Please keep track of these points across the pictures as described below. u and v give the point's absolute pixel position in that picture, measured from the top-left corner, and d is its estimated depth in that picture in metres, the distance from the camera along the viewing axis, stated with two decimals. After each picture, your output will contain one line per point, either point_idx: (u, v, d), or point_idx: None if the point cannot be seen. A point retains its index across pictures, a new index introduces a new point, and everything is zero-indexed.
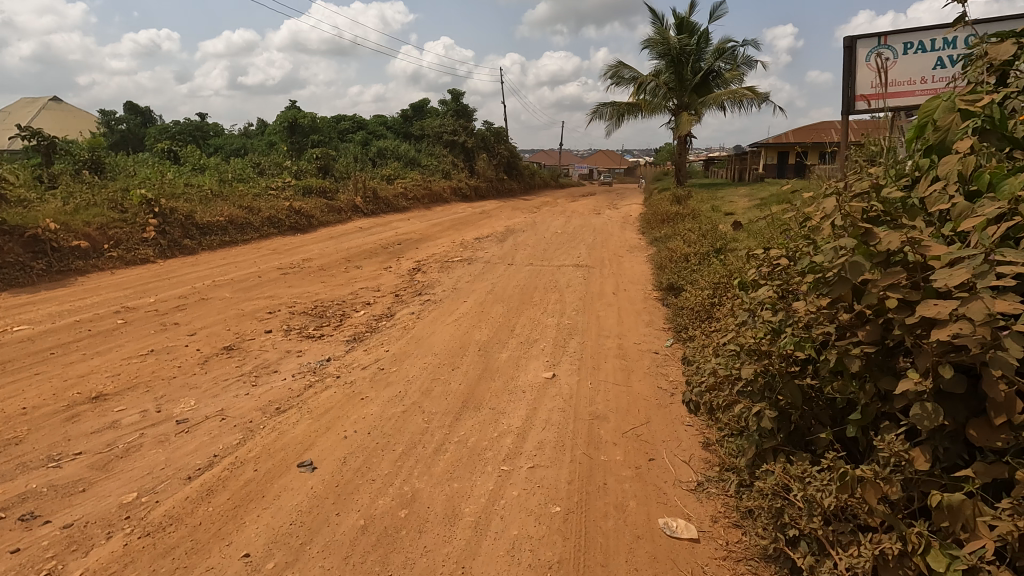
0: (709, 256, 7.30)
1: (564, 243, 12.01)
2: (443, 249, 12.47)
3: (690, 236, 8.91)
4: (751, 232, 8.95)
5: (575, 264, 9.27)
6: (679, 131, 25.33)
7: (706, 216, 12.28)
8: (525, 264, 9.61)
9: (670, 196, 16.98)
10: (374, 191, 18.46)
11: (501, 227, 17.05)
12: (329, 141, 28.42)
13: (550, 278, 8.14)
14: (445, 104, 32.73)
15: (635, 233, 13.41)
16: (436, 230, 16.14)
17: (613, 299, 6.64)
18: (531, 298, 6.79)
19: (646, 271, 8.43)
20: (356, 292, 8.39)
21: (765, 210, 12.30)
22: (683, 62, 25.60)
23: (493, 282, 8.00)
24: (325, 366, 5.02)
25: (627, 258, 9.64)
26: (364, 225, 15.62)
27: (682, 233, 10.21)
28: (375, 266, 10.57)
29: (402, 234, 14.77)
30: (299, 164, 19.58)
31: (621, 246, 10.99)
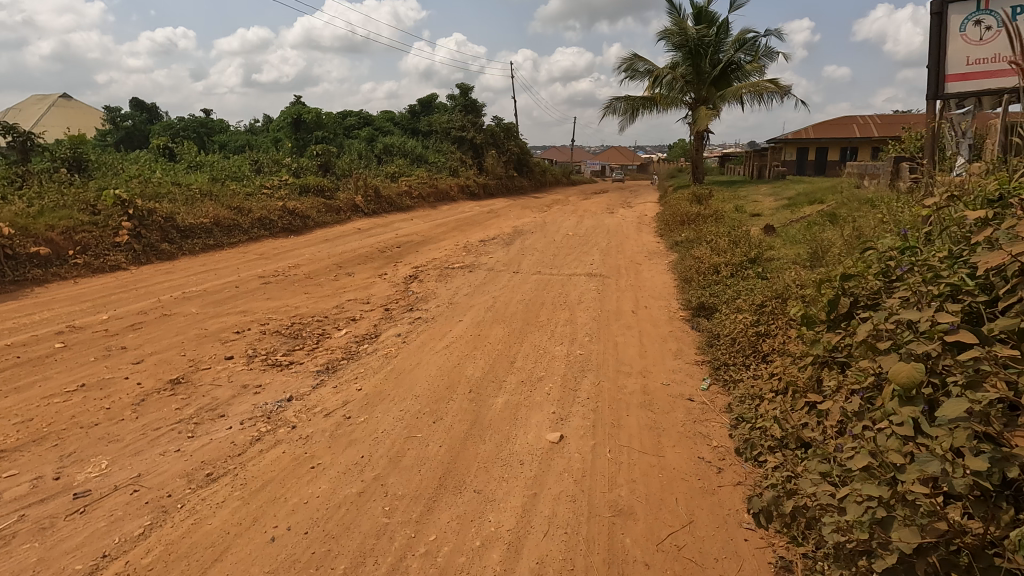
0: (744, 269, 6.29)
1: (576, 248, 11.04)
2: (446, 253, 11.60)
3: (719, 242, 7.90)
4: (789, 237, 7.92)
5: (587, 273, 8.32)
6: (697, 126, 24.14)
7: (732, 218, 11.24)
8: (532, 273, 8.68)
9: (689, 195, 15.89)
10: (375, 189, 17.59)
11: (508, 228, 16.13)
12: (334, 137, 27.65)
13: (559, 291, 7.20)
14: (453, 99, 31.77)
15: (652, 236, 12.43)
16: (439, 231, 15.26)
17: (632, 320, 5.69)
18: (536, 318, 5.87)
19: (667, 283, 7.47)
20: (341, 305, 7.51)
21: (797, 212, 11.22)
22: (701, 54, 24.42)
23: (496, 294, 7.10)
24: (283, 408, 4.14)
25: (645, 266, 8.67)
26: (365, 226, 14.78)
27: (708, 239, 9.21)
28: (368, 272, 9.70)
29: (403, 236, 13.92)
30: (299, 161, 18.77)
31: (638, 252, 10.01)
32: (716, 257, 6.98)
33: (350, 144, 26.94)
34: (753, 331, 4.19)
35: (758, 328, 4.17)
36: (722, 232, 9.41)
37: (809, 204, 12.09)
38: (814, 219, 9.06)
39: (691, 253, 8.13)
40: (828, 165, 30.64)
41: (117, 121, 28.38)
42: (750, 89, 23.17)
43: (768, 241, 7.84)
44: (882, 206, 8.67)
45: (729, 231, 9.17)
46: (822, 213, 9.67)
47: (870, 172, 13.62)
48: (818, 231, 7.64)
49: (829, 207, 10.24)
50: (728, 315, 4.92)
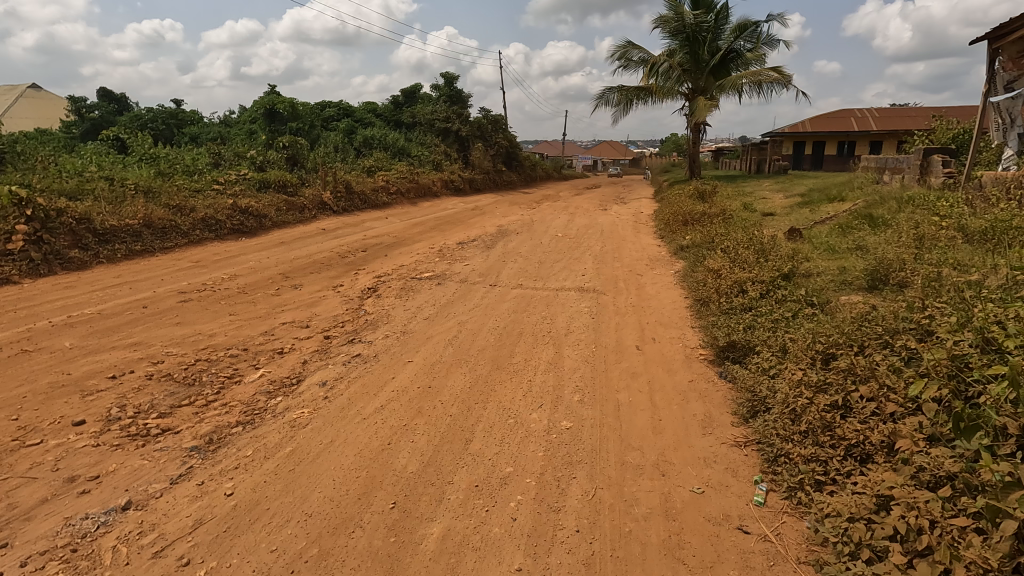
0: (779, 292, 4.90)
1: (565, 252, 9.59)
2: (417, 259, 10.14)
3: (739, 250, 6.48)
4: (824, 245, 6.52)
5: (578, 287, 6.87)
6: (695, 118, 22.74)
7: (744, 221, 9.83)
8: (512, 287, 7.24)
9: (690, 191, 14.46)
10: (347, 185, 16.03)
11: (492, 228, 14.67)
12: (310, 129, 26.05)
13: (543, 314, 5.75)
14: (437, 89, 30.14)
15: (650, 238, 11.06)
16: (415, 232, 13.80)
17: (638, 364, 4.25)
18: (510, 360, 4.41)
19: (677, 302, 6.02)
20: (271, 331, 6.03)
21: (818, 211, 9.83)
22: (699, 40, 22.95)
23: (464, 318, 5.64)
24: (106, 529, 2.68)
25: (648, 279, 7.22)
26: (331, 226, 13.25)
27: (722, 245, 7.82)
28: (320, 284, 8.23)
29: (372, 238, 12.44)
30: (264, 154, 17.16)
31: (638, 258, 8.57)
32: (740, 271, 5.56)
33: (327, 136, 25.29)
34: (827, 403, 2.81)
35: (835, 400, 2.81)
36: (737, 237, 8.02)
37: (828, 203, 10.70)
38: (846, 222, 7.67)
39: (705, 265, 6.69)
40: (828, 159, 29.41)
41: (81, 113, 26.46)
42: (750, 78, 21.78)
43: (798, 247, 6.43)
44: (928, 206, 7.28)
45: (744, 235, 7.78)
46: (852, 214, 8.28)
47: (892, 167, 12.23)
48: (859, 240, 6.25)
49: (858, 206, 8.85)
50: (777, 366, 3.53)
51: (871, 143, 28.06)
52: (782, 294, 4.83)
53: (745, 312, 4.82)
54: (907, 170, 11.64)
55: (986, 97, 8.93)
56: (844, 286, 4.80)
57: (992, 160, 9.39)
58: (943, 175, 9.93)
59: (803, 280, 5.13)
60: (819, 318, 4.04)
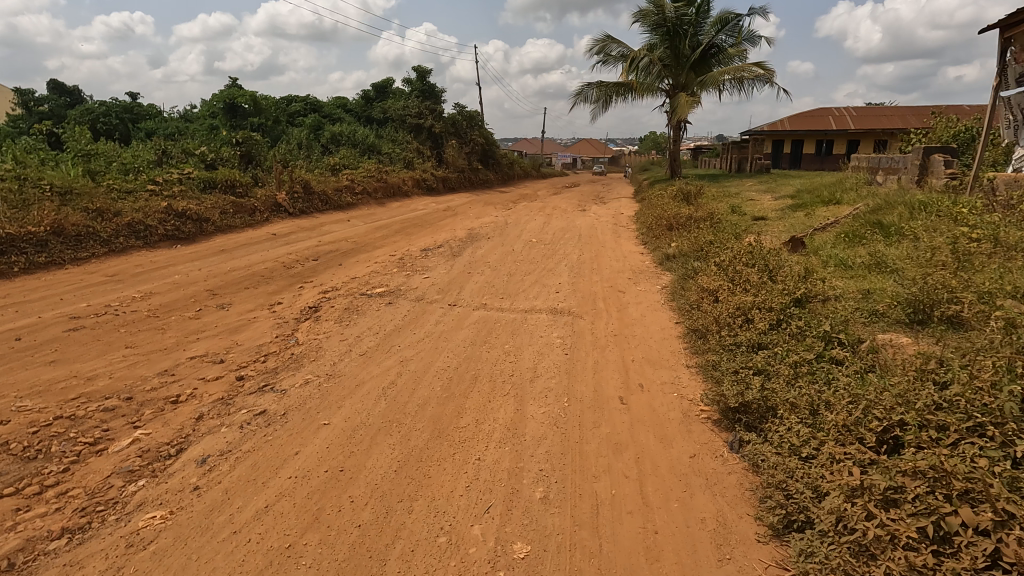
0: (795, 324, 3.99)
1: (538, 262, 8.61)
2: (374, 269, 9.06)
3: (737, 265, 5.56)
4: (835, 260, 5.63)
5: (550, 309, 5.88)
6: (676, 115, 21.93)
7: (735, 227, 8.95)
8: (474, 307, 6.21)
9: (673, 190, 13.59)
10: (305, 184, 14.82)
11: (462, 231, 13.64)
12: (274, 124, 24.67)
13: (506, 347, 4.74)
14: (409, 83, 28.90)
15: (632, 244, 10.15)
16: (377, 236, 12.71)
17: (622, 426, 3.26)
18: (457, 422, 3.38)
19: (666, 329, 5.05)
20: (172, 369, 4.90)
21: (814, 215, 9.00)
22: (680, 34, 22.11)
23: (409, 354, 4.59)
24: None
25: (631, 296, 6.25)
26: (284, 231, 12.06)
27: (716, 256, 6.90)
28: (253, 303, 7.10)
29: (328, 244, 11.31)
30: (216, 150, 15.83)
31: (619, 270, 7.61)
32: (743, 295, 4.64)
33: (292, 132, 23.91)
34: (912, 537, 1.90)
35: (925, 534, 1.89)
36: (732, 247, 7.10)
37: (822, 206, 9.89)
38: (851, 229, 6.82)
39: (698, 282, 5.76)
40: (806, 157, 29.04)
41: (27, 106, 24.57)
42: (732, 74, 21.08)
43: (805, 262, 5.54)
44: (944, 212, 6.45)
45: (739, 245, 6.88)
46: (857, 220, 7.44)
47: (887, 167, 11.50)
48: (876, 254, 5.37)
49: (861, 210, 8.02)
50: (814, 446, 2.61)
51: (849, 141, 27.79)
52: (801, 330, 3.89)
53: (754, 350, 3.90)
54: (902, 170, 10.92)
55: (997, 91, 8.14)
56: (875, 317, 3.90)
57: (1000, 161, 8.65)
58: (945, 177, 9.19)
59: (822, 308, 4.22)
60: (861, 374, 3.11)
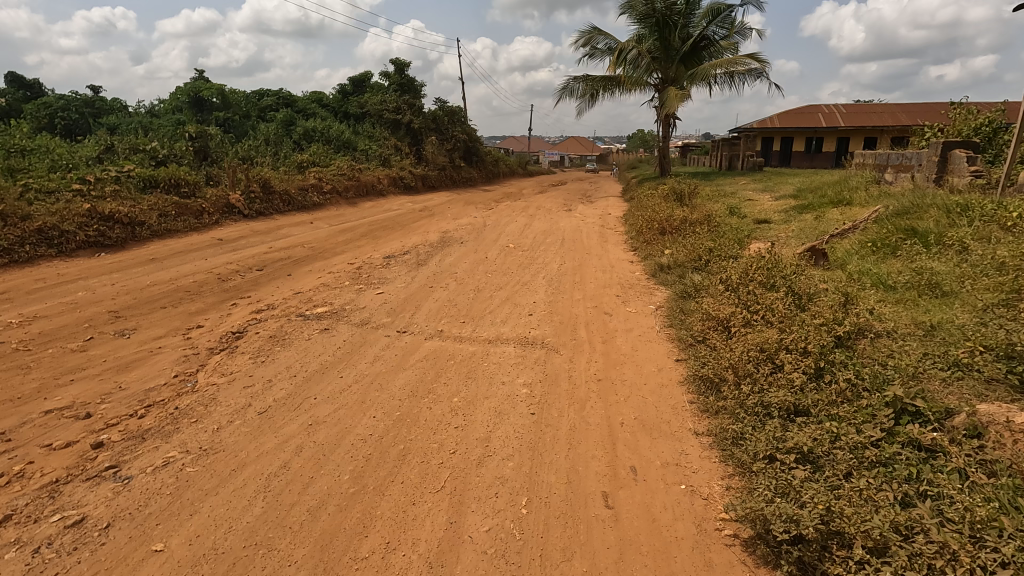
0: (846, 381, 2.93)
1: (513, 273, 7.49)
2: (326, 282, 7.85)
3: (751, 282, 4.48)
4: (870, 279, 4.57)
5: (520, 339, 4.73)
6: (664, 110, 20.87)
7: (739, 233, 7.87)
8: (427, 335, 5.05)
9: (664, 190, 12.50)
10: (264, 182, 13.53)
11: (435, 234, 12.49)
12: (242, 119, 23.32)
13: (455, 399, 3.58)
14: (387, 77, 27.54)
15: (620, 251, 9.08)
16: (341, 240, 11.53)
17: (606, 559, 2.17)
18: (356, 547, 2.26)
19: (664, 369, 3.93)
20: (11, 431, 3.70)
21: (825, 219, 7.95)
22: (671, 25, 20.99)
23: (323, 414, 3.42)
24: None
25: (620, 321, 5.12)
26: (233, 235, 10.79)
27: (722, 269, 5.81)
28: (165, 328, 5.91)
29: (280, 250, 10.10)
30: (168, 146, 14.46)
31: (606, 284, 6.48)
32: (766, 330, 3.56)
33: (261, 127, 22.50)
34: None
35: None
36: (740, 260, 6.02)
37: (832, 209, 8.85)
38: (879, 236, 5.76)
39: (703, 303, 4.66)
40: (796, 155, 28.25)
41: None
42: (725, 67, 20.04)
43: (836, 282, 4.47)
44: (989, 217, 5.40)
45: (749, 257, 5.79)
46: (883, 225, 6.37)
47: (898, 164, 10.50)
48: (924, 272, 4.29)
49: (882, 212, 6.97)
50: None
51: (839, 138, 27.07)
52: (860, 394, 2.83)
53: (789, 418, 2.84)
54: (916, 168, 9.95)
55: None
56: (957, 369, 2.86)
57: None
58: (969, 175, 8.19)
59: (876, 353, 3.16)
60: (981, 489, 2.05)
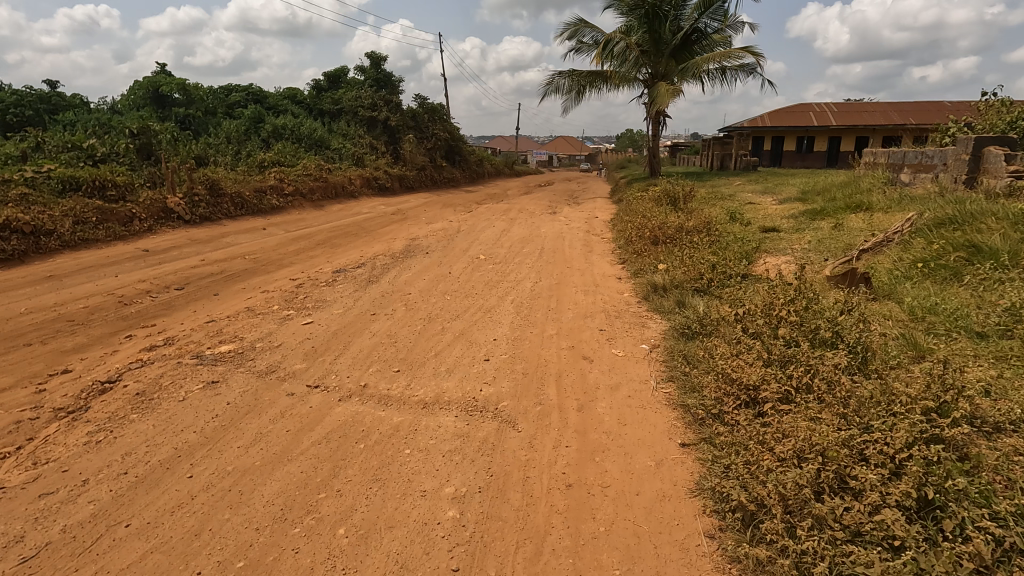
0: (982, 535, 1.73)
1: (477, 294, 6.22)
2: (251, 306, 6.51)
3: (780, 327, 3.28)
4: (942, 319, 3.36)
5: (466, 403, 3.45)
6: (653, 106, 19.70)
7: (745, 246, 6.64)
8: (342, 394, 3.73)
9: (656, 192, 11.28)
10: (211, 184, 12.14)
11: (401, 242, 11.20)
12: (206, 115, 21.85)
13: (341, 529, 2.31)
14: (363, 72, 26.13)
15: (604, 264, 7.87)
16: (292, 250, 10.20)
17: None
18: None
19: (666, 464, 2.70)
20: None
21: (846, 227, 6.74)
22: (660, 16, 19.78)
23: (118, 569, 2.15)
24: None
25: (602, 371, 3.85)
26: (163, 245, 9.41)
27: (734, 299, 4.58)
28: (16, 375, 4.57)
29: (216, 262, 8.76)
30: (107, 143, 13.02)
31: (587, 313, 5.20)
32: (822, 421, 2.34)
33: (225, 124, 21.02)
34: None
35: None
36: (757, 286, 4.79)
37: (851, 215, 7.66)
38: (930, 252, 4.55)
39: (715, 354, 3.44)
40: (787, 155, 27.24)
41: None
42: (717, 61, 18.86)
43: (895, 328, 3.29)
44: None
45: (769, 280, 4.59)
46: (928, 239, 5.15)
47: (916, 163, 9.35)
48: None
49: (918, 221, 5.77)
50: None
51: (831, 137, 26.09)
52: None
53: None
54: (938, 168, 8.81)
55: None
56: None
57: None
58: (1007, 176, 7.04)
59: (1011, 469, 1.97)
60: None
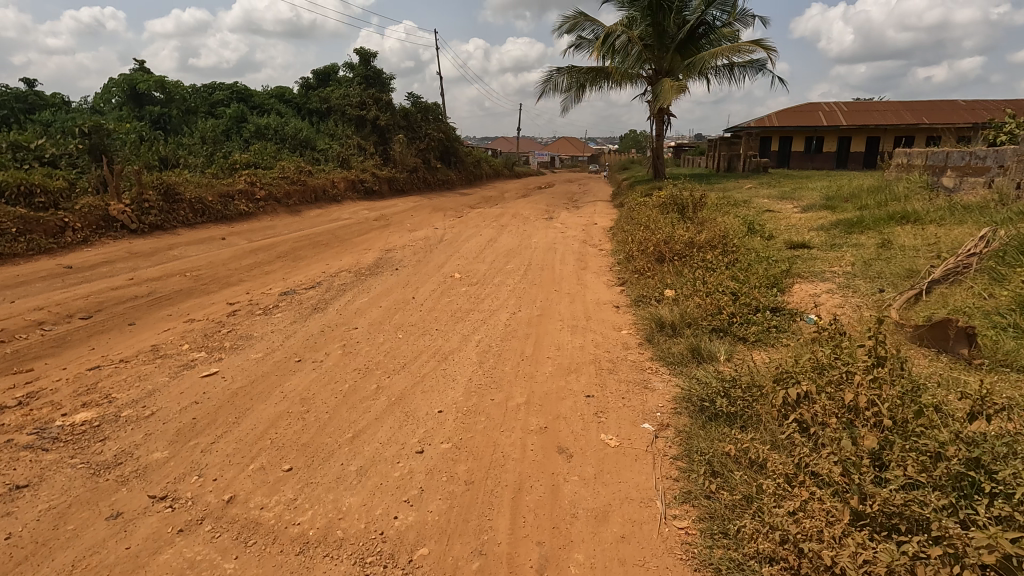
0: None
1: (436, 331, 4.98)
2: (159, 343, 5.25)
3: (869, 443, 2.04)
4: None
5: (365, 550, 2.20)
6: (657, 105, 18.43)
7: (774, 269, 5.34)
8: (190, 519, 2.47)
9: (660, 198, 10.01)
10: (166, 189, 10.93)
11: (375, 254, 9.96)
12: (184, 114, 20.67)
13: None
14: (353, 69, 24.88)
15: (598, 287, 6.62)
16: (247, 264, 8.97)
17: None
18: None
19: None
20: None
21: (897, 246, 5.45)
22: (664, 8, 18.49)
23: None
24: None
25: (582, 480, 2.58)
26: (93, 260, 8.18)
27: (773, 360, 3.28)
28: None
29: (148, 281, 7.53)
30: (57, 143, 11.84)
31: (571, 366, 3.91)
32: None
33: (203, 123, 19.82)
34: None
35: None
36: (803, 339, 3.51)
37: (896, 228, 6.36)
38: None
39: (764, 481, 2.15)
40: (796, 156, 25.89)
41: None
42: (725, 56, 17.57)
43: None
44: None
45: (819, 327, 3.29)
46: None
47: (963, 165, 8.06)
48: None
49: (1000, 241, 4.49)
50: None
51: (842, 138, 24.77)
52: None
53: None
54: (993, 171, 7.55)
55: None
56: None
57: None
58: None
59: None
60: None
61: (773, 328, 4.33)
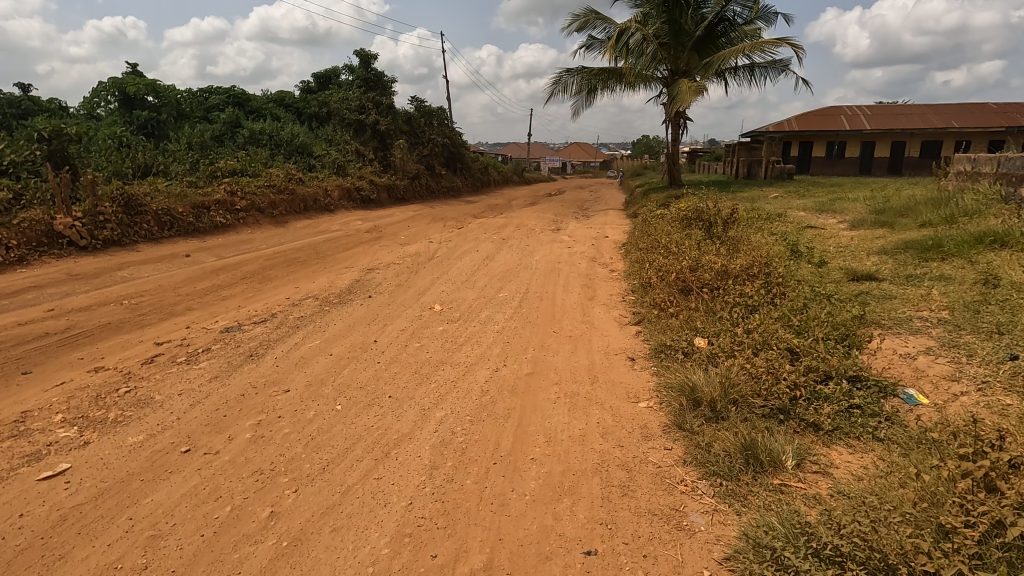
0: None
1: (386, 401, 3.68)
2: (34, 408, 4.04)
3: None
4: None
5: None
6: (672, 108, 17.11)
7: (842, 313, 3.99)
8: None
9: (681, 210, 8.67)
10: (126, 200, 9.83)
11: (353, 275, 8.72)
12: (175, 117, 19.73)
13: None
14: (353, 71, 23.84)
15: (605, 326, 5.30)
16: (203, 287, 7.79)
17: None
18: None
19: None
20: None
21: (1007, 283, 4.09)
22: (681, 4, 17.13)
23: None
24: None
25: None
26: (20, 284, 7.06)
27: (894, 513, 2.00)
28: None
29: (75, 311, 6.37)
30: (14, 149, 10.82)
31: (564, 484, 2.60)
32: None
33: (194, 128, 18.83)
34: None
35: None
36: (936, 464, 2.20)
37: (987, 255, 4.99)
38: None
39: None
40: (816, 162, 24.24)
41: None
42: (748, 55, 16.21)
43: None
44: None
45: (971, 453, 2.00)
46: None
47: None
48: None
49: None
50: None
51: (865, 142, 23.20)
52: None
53: None
54: None
55: None
56: None
57: None
58: None
59: None
60: None
61: (860, 412, 3.00)
